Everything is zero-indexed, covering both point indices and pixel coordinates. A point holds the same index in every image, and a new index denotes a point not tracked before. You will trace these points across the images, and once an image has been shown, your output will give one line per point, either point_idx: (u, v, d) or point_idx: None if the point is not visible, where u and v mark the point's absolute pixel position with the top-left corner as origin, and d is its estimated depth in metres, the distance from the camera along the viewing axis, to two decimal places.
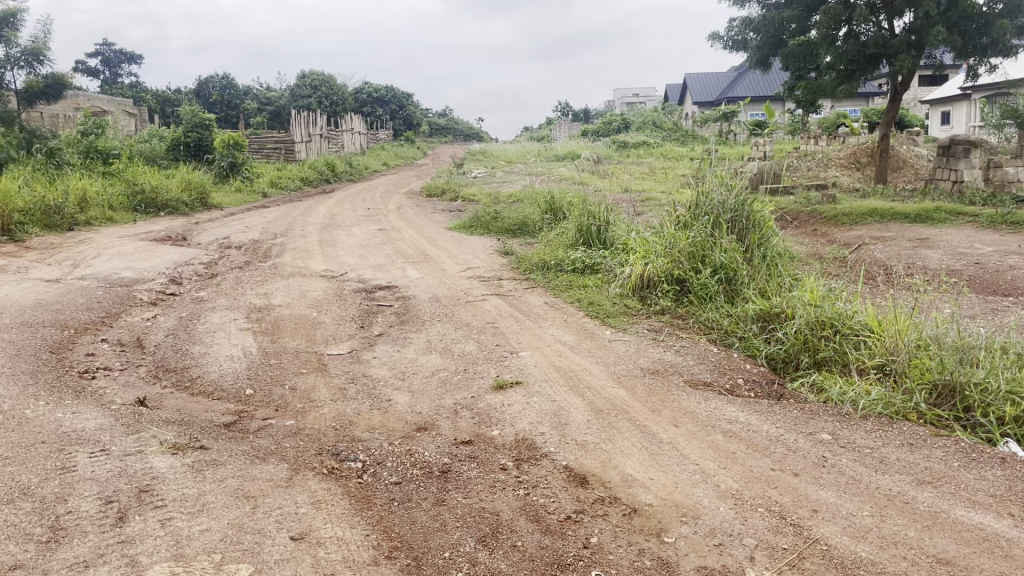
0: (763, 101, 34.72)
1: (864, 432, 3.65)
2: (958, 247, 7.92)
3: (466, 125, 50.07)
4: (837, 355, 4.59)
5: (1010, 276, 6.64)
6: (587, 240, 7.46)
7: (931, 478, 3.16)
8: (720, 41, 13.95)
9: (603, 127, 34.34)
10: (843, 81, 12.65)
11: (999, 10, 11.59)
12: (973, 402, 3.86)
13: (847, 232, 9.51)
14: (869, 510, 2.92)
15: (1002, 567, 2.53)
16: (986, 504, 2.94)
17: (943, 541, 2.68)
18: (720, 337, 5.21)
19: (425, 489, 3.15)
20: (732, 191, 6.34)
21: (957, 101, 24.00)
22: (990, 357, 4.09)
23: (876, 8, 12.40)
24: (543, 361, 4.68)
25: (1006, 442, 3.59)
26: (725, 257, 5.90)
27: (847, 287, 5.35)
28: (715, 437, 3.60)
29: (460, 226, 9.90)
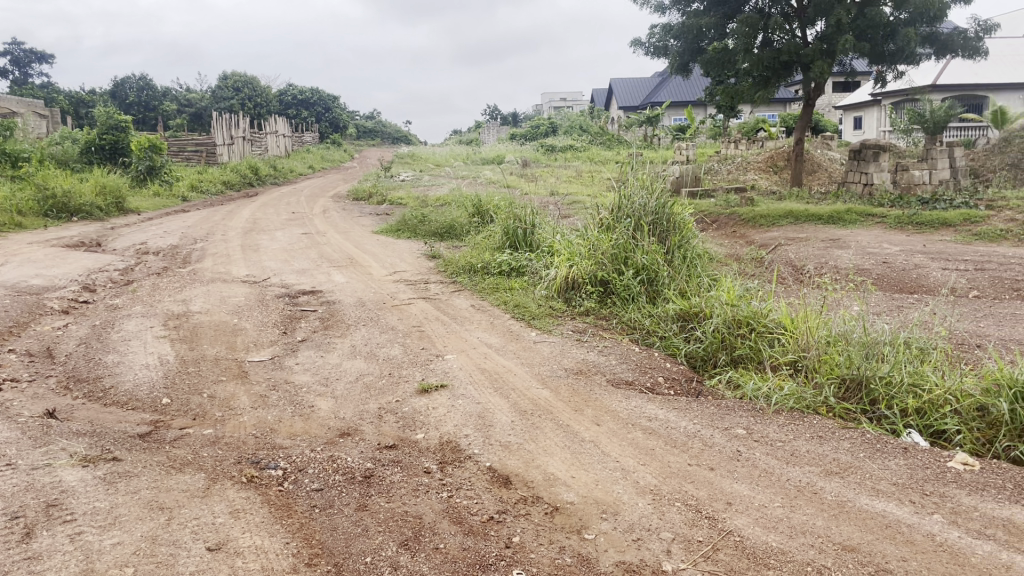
0: (685, 106, 35.48)
1: (776, 425, 3.79)
2: (867, 248, 8.25)
3: (393, 128, 49.73)
4: (752, 352, 4.75)
5: (916, 274, 6.95)
6: (513, 244, 7.51)
7: (837, 469, 3.30)
8: (642, 47, 14.18)
9: (531, 131, 34.66)
10: (759, 87, 13.04)
11: (903, 20, 12.08)
12: (878, 395, 4.03)
13: (764, 234, 9.82)
14: (781, 501, 3.03)
15: (903, 552, 2.64)
16: (889, 492, 3.08)
17: (849, 529, 2.80)
18: (642, 336, 5.33)
19: (348, 494, 3.13)
20: (652, 195, 6.48)
21: (868, 108, 25.03)
22: (894, 352, 4.26)
23: (789, 17, 12.89)
24: (468, 363, 4.70)
25: (908, 433, 3.75)
26: (647, 259, 6.03)
27: (761, 287, 5.53)
28: (636, 435, 3.68)
29: (387, 230, 9.83)
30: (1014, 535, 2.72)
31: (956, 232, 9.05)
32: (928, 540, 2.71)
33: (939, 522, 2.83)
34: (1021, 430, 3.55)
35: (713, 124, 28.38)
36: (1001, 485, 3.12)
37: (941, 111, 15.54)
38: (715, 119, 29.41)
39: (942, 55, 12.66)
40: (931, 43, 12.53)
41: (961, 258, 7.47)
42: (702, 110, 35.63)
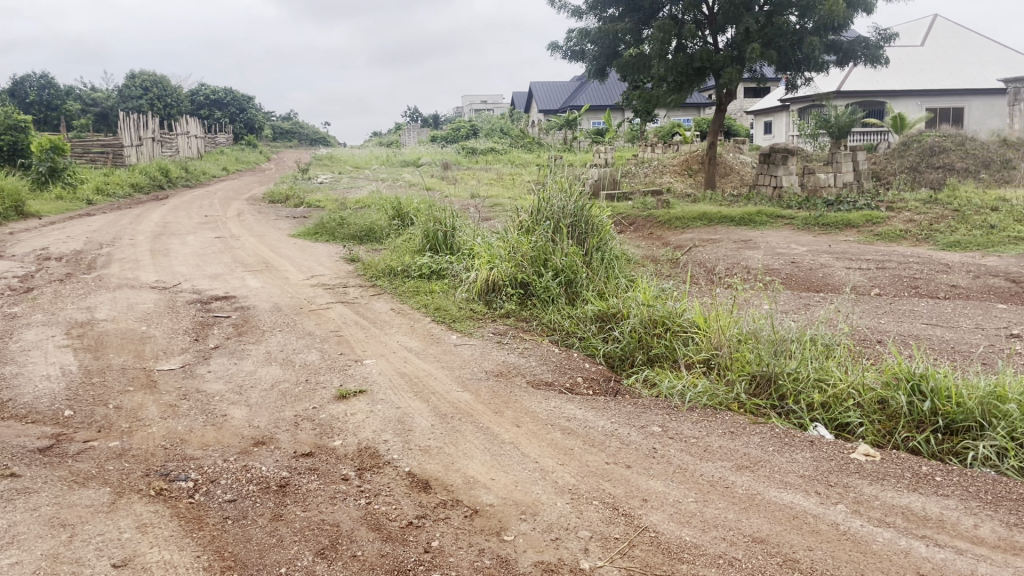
0: (604, 110, 36.04)
1: (691, 422, 3.89)
2: (777, 248, 8.54)
3: (312, 130, 48.91)
4: (668, 352, 4.85)
5: (822, 273, 7.23)
6: (434, 247, 7.47)
7: (748, 463, 3.40)
8: (559, 51, 14.32)
9: (451, 133, 34.61)
10: (674, 92, 13.37)
11: (808, 28, 12.53)
12: (786, 391, 4.16)
13: (679, 235, 10.05)
14: (695, 496, 3.10)
15: (810, 541, 2.74)
16: (796, 484, 3.19)
17: (759, 521, 2.89)
18: (562, 337, 5.39)
19: (262, 504, 3.06)
20: (571, 198, 6.56)
21: (777, 113, 25.89)
22: (801, 349, 4.41)
23: (701, 24, 13.24)
24: (387, 368, 4.65)
25: (814, 426, 3.88)
26: (565, 261, 6.10)
27: (676, 287, 5.67)
28: (555, 435, 3.71)
29: (304, 233, 9.65)
30: (912, 521, 2.85)
31: (859, 233, 9.44)
32: (833, 529, 2.82)
33: (842, 512, 2.94)
34: (918, 421, 3.72)
35: (630, 127, 28.86)
36: (900, 474, 3.26)
37: (845, 116, 16.18)
38: (633, 123, 29.93)
39: (846, 62, 13.17)
40: (835, 51, 13.03)
41: (864, 258, 7.78)
42: (619, 113, 36.25)
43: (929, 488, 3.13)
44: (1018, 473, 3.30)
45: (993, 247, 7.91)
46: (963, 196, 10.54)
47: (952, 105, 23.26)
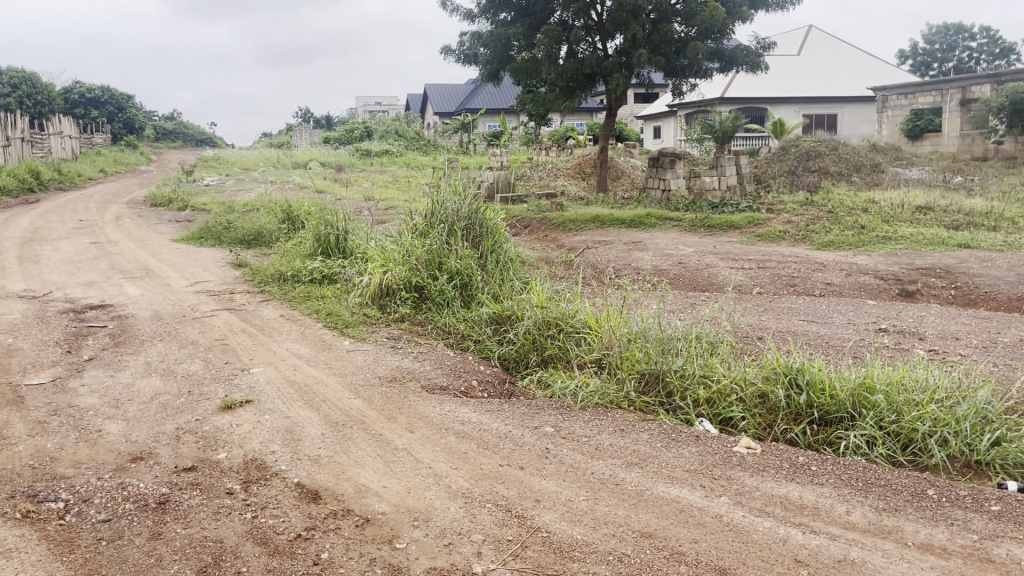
0: (499, 113, 36.24)
1: (582, 421, 3.94)
2: (665, 249, 8.79)
3: (197, 130, 47.09)
4: (561, 352, 4.91)
5: (708, 273, 7.49)
6: (326, 251, 7.32)
7: (638, 459, 3.47)
8: (452, 54, 14.31)
9: (344, 135, 34.04)
10: (565, 97, 13.59)
11: (691, 35, 12.95)
12: (674, 387, 4.29)
13: (573, 238, 10.21)
14: (585, 494, 3.15)
15: (695, 534, 2.83)
16: (683, 479, 3.28)
17: (647, 516, 2.96)
18: (457, 340, 5.37)
19: (140, 523, 2.91)
20: (465, 201, 6.56)
21: (666, 117, 26.69)
22: (687, 347, 4.54)
23: (590, 30, 13.52)
24: (276, 377, 4.52)
25: (700, 422, 4.00)
26: (460, 264, 6.10)
27: (569, 289, 5.75)
28: (449, 439, 3.69)
29: (188, 237, 9.27)
30: (789, 510, 2.98)
31: (742, 233, 9.83)
32: (717, 521, 2.91)
33: (725, 504, 3.04)
34: (795, 414, 3.90)
35: (525, 131, 29.19)
36: (778, 465, 3.40)
37: (729, 122, 16.82)
38: (527, 126, 30.25)
39: (730, 69, 13.64)
40: (718, 58, 13.51)
41: (746, 258, 8.10)
42: (514, 117, 36.51)
43: (806, 477, 3.27)
44: (885, 460, 3.50)
45: (864, 247, 8.38)
46: (836, 198, 11.14)
47: (826, 112, 24.62)
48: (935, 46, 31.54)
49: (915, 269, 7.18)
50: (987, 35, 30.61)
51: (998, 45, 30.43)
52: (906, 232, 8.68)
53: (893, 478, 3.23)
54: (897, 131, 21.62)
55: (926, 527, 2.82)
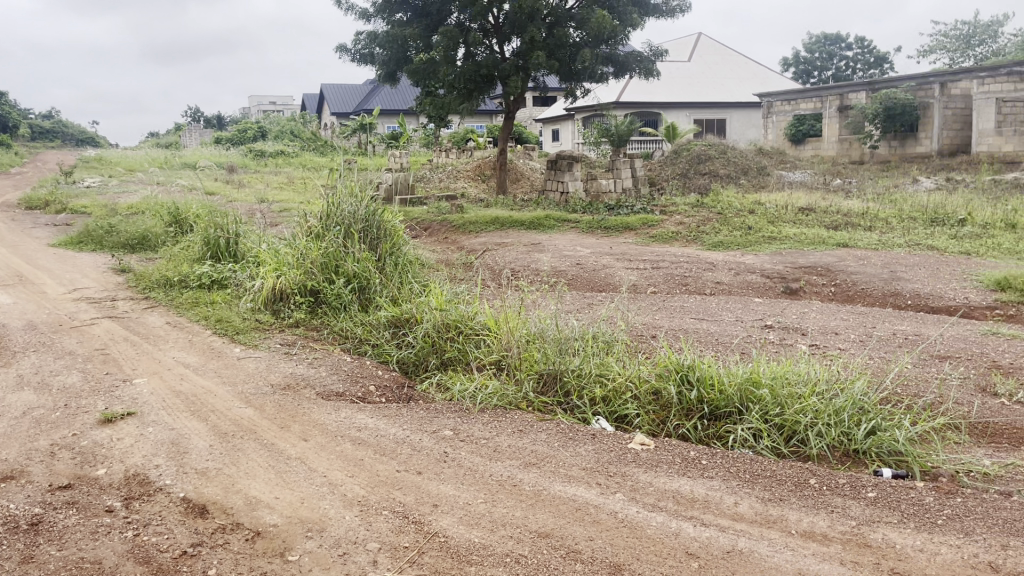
0: (398, 114, 35.93)
1: (481, 424, 3.93)
2: (563, 251, 8.90)
3: (77, 129, 44.71)
4: (461, 354, 4.89)
5: (604, 273, 7.63)
6: (215, 254, 7.06)
7: (535, 460, 3.49)
8: (347, 53, 14.07)
9: (237, 135, 33.02)
10: (463, 99, 13.56)
11: (586, 40, 13.14)
12: (571, 387, 4.33)
13: (473, 239, 10.22)
14: (483, 497, 3.13)
15: (592, 532, 2.86)
16: (580, 477, 3.31)
17: (544, 516, 2.97)
18: (354, 345, 5.28)
19: (9, 547, 2.73)
20: (361, 203, 6.44)
21: (564, 120, 27.06)
22: (584, 346, 4.60)
23: (487, 32, 13.52)
24: (161, 387, 4.32)
25: (597, 420, 4.06)
26: (357, 267, 6.00)
27: (468, 291, 5.73)
28: (344, 446, 3.61)
29: (66, 242, 8.77)
30: (681, 504, 3.06)
31: (638, 235, 10.06)
32: (612, 518, 2.95)
33: (620, 501, 3.09)
34: (687, 409, 4.00)
35: (425, 133, 29.05)
36: (671, 460, 3.48)
37: (624, 126, 17.19)
38: (427, 128, 30.10)
39: (622, 74, 13.94)
40: (612, 63, 13.79)
41: (641, 259, 8.29)
42: (413, 118, 36.22)
43: (697, 471, 3.36)
44: (770, 452, 3.64)
45: (751, 246, 8.72)
46: (725, 200, 11.55)
47: (716, 117, 25.52)
48: (814, 55, 33.19)
49: (799, 267, 7.52)
50: (861, 45, 32.40)
51: (872, 55, 32.25)
52: (790, 233, 9.08)
53: (778, 469, 3.36)
54: (781, 135, 22.61)
55: (808, 515, 2.94)
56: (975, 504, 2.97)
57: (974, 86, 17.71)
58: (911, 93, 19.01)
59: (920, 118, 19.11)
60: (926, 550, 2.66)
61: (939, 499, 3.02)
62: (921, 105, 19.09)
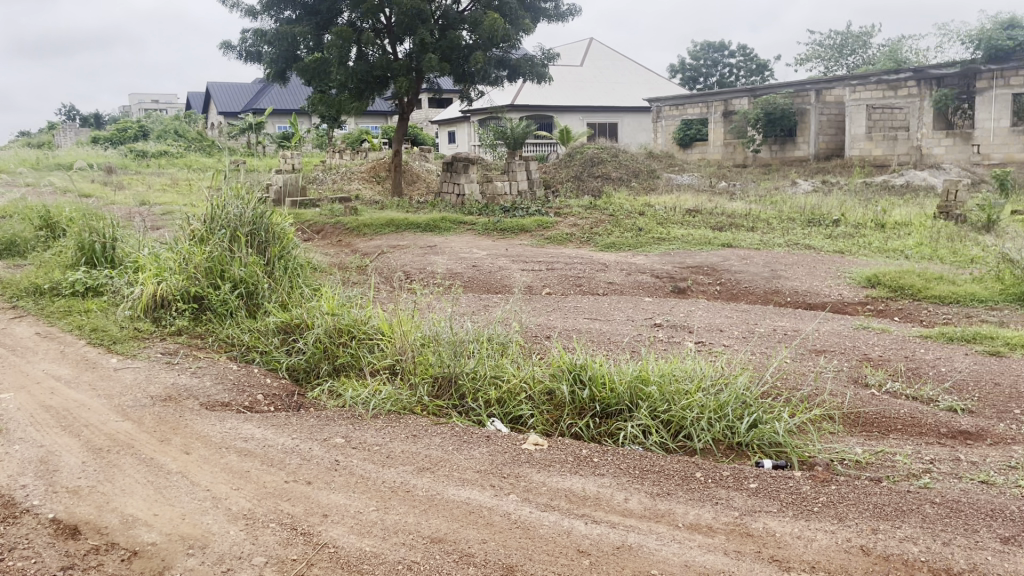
0: (290, 114, 35.07)
1: (374, 430, 3.86)
2: (459, 253, 8.88)
3: None
4: (353, 359, 4.79)
5: (500, 275, 7.65)
6: (90, 260, 6.70)
7: (429, 464, 3.44)
8: (233, 51, 13.62)
9: (117, 134, 31.51)
10: (356, 99, 13.33)
11: (478, 43, 13.17)
12: (466, 389, 4.30)
13: (368, 242, 10.07)
14: (375, 504, 3.07)
15: (485, 535, 2.84)
16: (473, 480, 3.29)
17: (438, 521, 2.93)
18: (241, 353, 5.10)
19: None
20: (248, 205, 6.23)
21: (459, 122, 27.05)
22: (479, 347, 4.57)
23: (379, 32, 13.35)
24: (29, 402, 4.05)
25: (492, 422, 4.05)
26: (244, 271, 5.79)
27: (360, 294, 5.62)
28: (229, 458, 3.48)
29: None
30: (573, 502, 3.09)
31: (533, 237, 10.15)
32: (506, 520, 2.94)
33: (514, 501, 3.09)
34: (580, 408, 4.05)
35: (318, 134, 28.48)
36: (564, 459, 3.51)
37: (519, 128, 17.31)
38: (320, 129, 29.52)
39: (515, 78, 14.04)
40: (504, 66, 13.87)
41: (536, 260, 8.37)
42: (305, 119, 35.42)
43: (589, 469, 3.41)
44: (659, 448, 3.72)
45: (643, 247, 8.94)
46: (617, 202, 11.79)
47: (608, 120, 26.07)
48: (700, 62, 34.36)
49: (687, 267, 7.75)
50: (743, 53, 33.75)
51: (754, 63, 33.64)
52: (678, 234, 9.35)
53: (666, 464, 3.44)
54: (670, 139, 23.28)
55: (694, 508, 3.02)
56: (847, 490, 3.13)
57: (846, 93, 18.69)
58: (789, 99, 19.91)
59: (798, 123, 20.05)
60: (803, 536, 2.77)
61: (816, 487, 3.16)
62: (799, 111, 20.02)
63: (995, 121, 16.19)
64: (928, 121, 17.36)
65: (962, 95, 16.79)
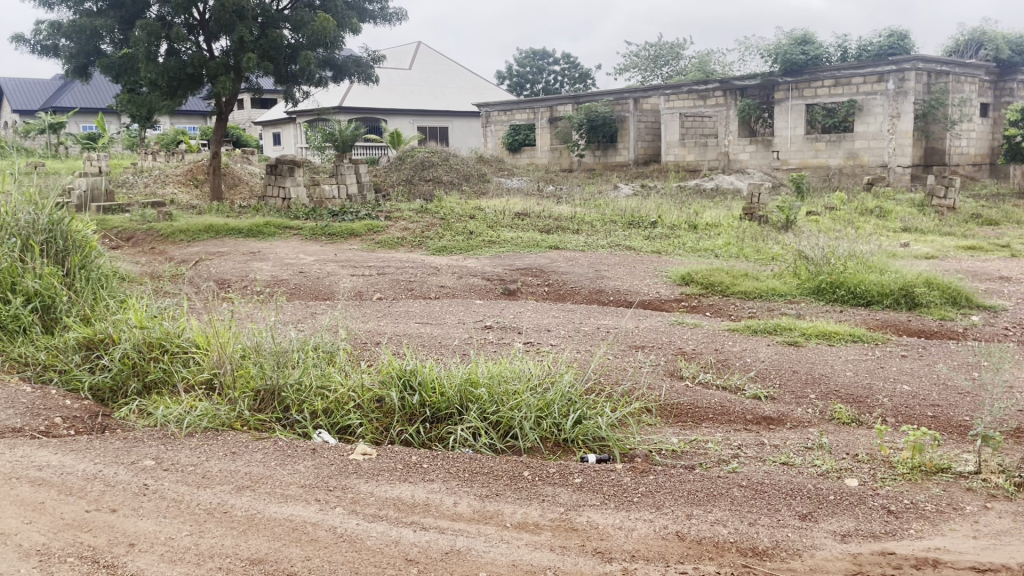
0: (96, 114, 32.60)
1: (189, 450, 3.63)
2: (285, 258, 8.58)
3: None
4: (166, 376, 4.48)
5: (327, 281, 7.46)
6: None
7: (249, 482, 3.27)
8: (25, 43, 12.44)
9: None
10: (168, 98, 12.56)
11: (301, 42, 12.80)
12: (290, 401, 4.13)
13: (184, 249, 9.52)
14: (189, 529, 2.88)
15: (309, 552, 2.73)
16: (296, 496, 3.15)
17: (258, 542, 2.79)
18: (37, 373, 4.65)
19: None
20: (42, 211, 5.71)
21: (285, 124, 26.20)
22: (304, 357, 4.40)
23: (193, 28, 12.67)
24: None
25: (318, 433, 3.92)
26: (39, 284, 5.28)
27: (173, 305, 5.26)
28: (20, 489, 3.15)
29: None
30: (402, 511, 3.04)
31: (362, 241, 9.99)
32: (331, 534, 2.84)
33: (339, 515, 2.99)
34: (410, 414, 4.00)
35: (129, 136, 26.66)
36: (393, 467, 3.45)
37: (348, 130, 17.00)
38: (133, 131, 27.66)
39: (340, 79, 13.76)
40: (330, 66, 13.54)
41: (366, 265, 8.24)
42: (114, 119, 33.06)
43: (418, 475, 3.36)
44: (488, 450, 3.74)
45: (472, 250, 9.02)
46: (447, 206, 11.82)
47: (438, 124, 26.14)
48: (525, 69, 35.20)
49: (516, 269, 7.89)
50: (566, 61, 34.91)
51: (577, 70, 34.88)
52: (507, 236, 9.50)
53: (495, 465, 3.46)
54: (500, 144, 23.66)
55: (522, 507, 3.05)
56: (665, 479, 3.28)
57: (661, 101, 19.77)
58: (609, 107, 20.79)
59: (618, 130, 20.98)
60: (624, 527, 2.87)
61: (635, 478, 3.29)
62: (619, 118, 20.95)
63: (791, 130, 17.60)
64: (734, 129, 18.66)
65: (762, 105, 18.23)
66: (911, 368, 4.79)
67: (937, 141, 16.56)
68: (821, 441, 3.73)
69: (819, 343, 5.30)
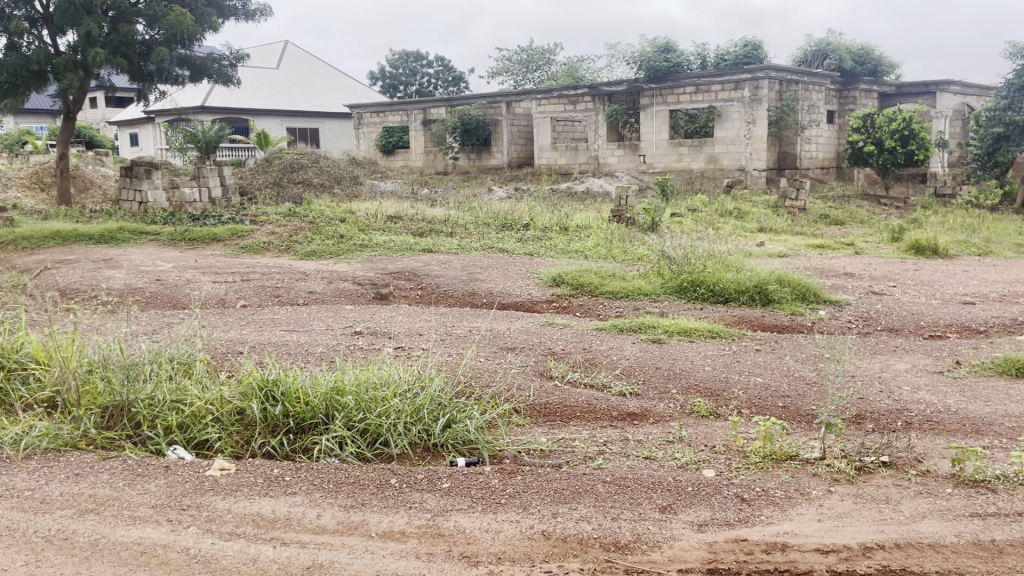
0: None
1: (26, 473, 3.36)
2: (140, 266, 8.14)
3: None
4: (2, 395, 4.15)
5: (186, 289, 7.13)
6: None
7: (93, 505, 3.07)
8: None
9: None
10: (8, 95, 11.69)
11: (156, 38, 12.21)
12: (142, 417, 3.91)
13: (28, 257, 8.87)
14: (24, 559, 2.66)
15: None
16: (146, 517, 2.98)
17: (100, 568, 2.62)
18: None
19: None
20: None
21: (144, 124, 24.93)
22: (157, 369, 4.18)
23: (36, 22, 11.86)
24: None
25: (172, 450, 3.73)
26: None
27: (10, 318, 4.89)
28: None
29: None
30: (261, 527, 2.93)
31: (226, 246, 9.60)
32: (183, 555, 2.70)
33: (193, 535, 2.85)
34: (272, 425, 3.86)
35: None
36: (253, 482, 3.31)
37: (211, 131, 16.32)
38: None
39: (200, 78, 13.20)
40: (188, 65, 12.97)
41: (229, 271, 7.92)
42: None
43: (280, 489, 3.25)
44: (355, 459, 3.66)
45: (342, 255, 8.84)
46: (316, 209, 11.54)
47: (309, 126, 25.53)
48: (398, 70, 34.89)
49: (387, 273, 7.79)
50: (440, 64, 34.85)
51: (450, 73, 34.89)
52: (379, 240, 9.37)
53: (361, 474, 3.38)
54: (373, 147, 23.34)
55: (387, 516, 3.00)
56: (531, 479, 3.30)
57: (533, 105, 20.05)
58: (482, 110, 20.92)
59: (492, 133, 21.11)
60: (491, 529, 2.87)
61: (503, 479, 3.30)
62: (492, 122, 21.10)
63: (657, 134, 18.21)
64: (603, 133, 19.16)
65: (630, 111, 18.75)
66: (764, 361, 5.03)
67: (789, 145, 17.50)
68: (681, 434, 3.86)
69: (680, 340, 5.49)
